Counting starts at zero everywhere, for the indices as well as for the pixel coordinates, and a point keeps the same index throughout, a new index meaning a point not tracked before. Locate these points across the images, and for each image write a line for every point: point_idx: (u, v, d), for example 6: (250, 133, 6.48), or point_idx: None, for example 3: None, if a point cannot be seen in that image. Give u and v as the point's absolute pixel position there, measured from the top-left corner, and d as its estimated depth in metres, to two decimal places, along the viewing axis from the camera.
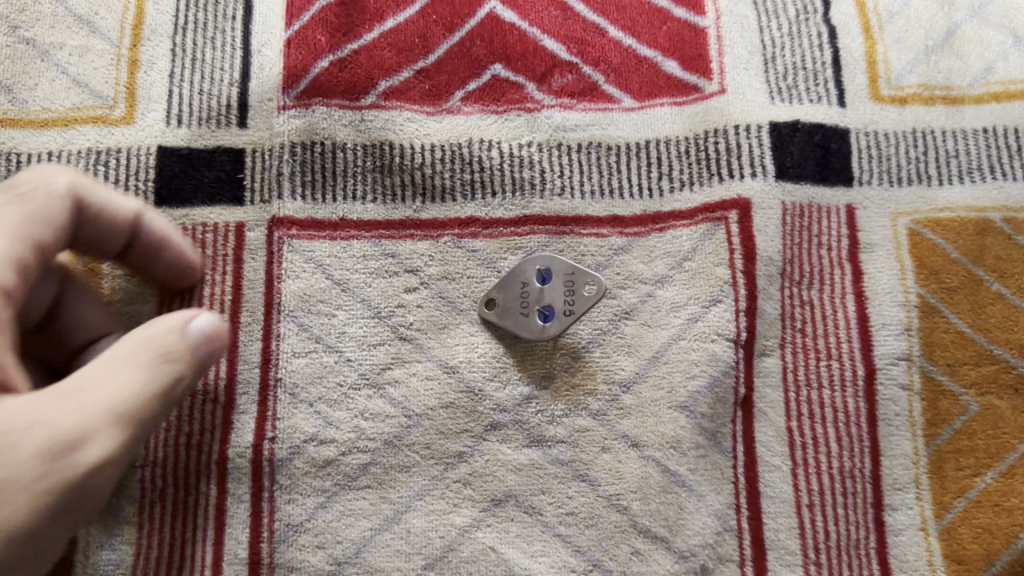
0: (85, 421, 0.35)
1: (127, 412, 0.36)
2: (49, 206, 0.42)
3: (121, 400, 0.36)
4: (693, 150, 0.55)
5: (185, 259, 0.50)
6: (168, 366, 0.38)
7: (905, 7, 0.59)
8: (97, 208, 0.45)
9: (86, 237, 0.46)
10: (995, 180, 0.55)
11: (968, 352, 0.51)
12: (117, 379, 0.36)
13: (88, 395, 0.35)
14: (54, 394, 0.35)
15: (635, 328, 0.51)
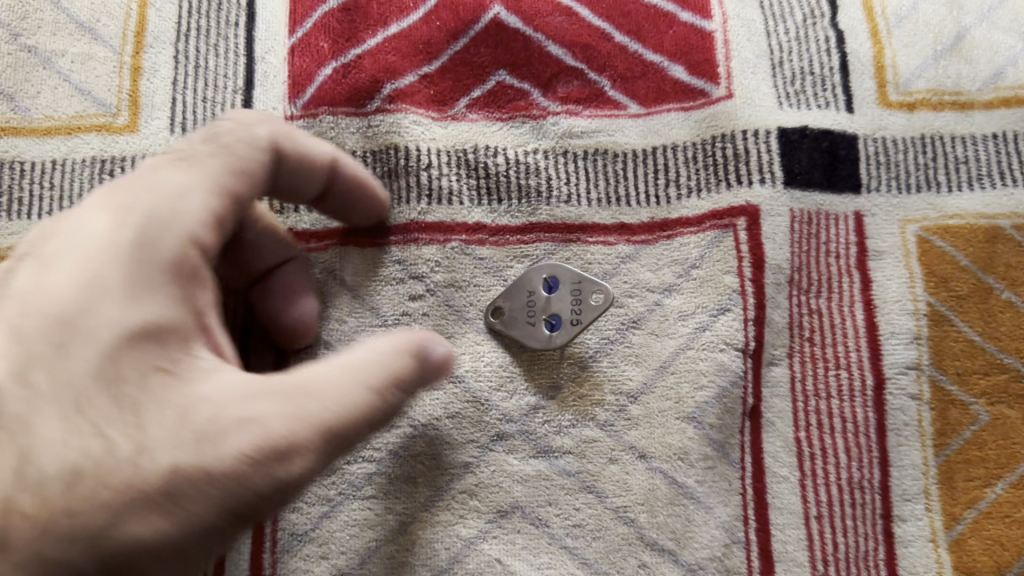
0: (300, 427, 0.35)
1: (349, 425, 0.37)
2: (245, 154, 0.42)
3: (347, 407, 0.37)
4: (701, 157, 0.54)
5: (377, 201, 0.51)
6: (397, 374, 0.39)
7: (913, 11, 0.59)
8: (307, 154, 0.45)
9: (303, 183, 0.46)
10: (1005, 187, 0.54)
11: (978, 361, 0.51)
12: (336, 390, 0.37)
13: (306, 402, 0.36)
14: (267, 392, 0.36)
15: (642, 337, 0.51)
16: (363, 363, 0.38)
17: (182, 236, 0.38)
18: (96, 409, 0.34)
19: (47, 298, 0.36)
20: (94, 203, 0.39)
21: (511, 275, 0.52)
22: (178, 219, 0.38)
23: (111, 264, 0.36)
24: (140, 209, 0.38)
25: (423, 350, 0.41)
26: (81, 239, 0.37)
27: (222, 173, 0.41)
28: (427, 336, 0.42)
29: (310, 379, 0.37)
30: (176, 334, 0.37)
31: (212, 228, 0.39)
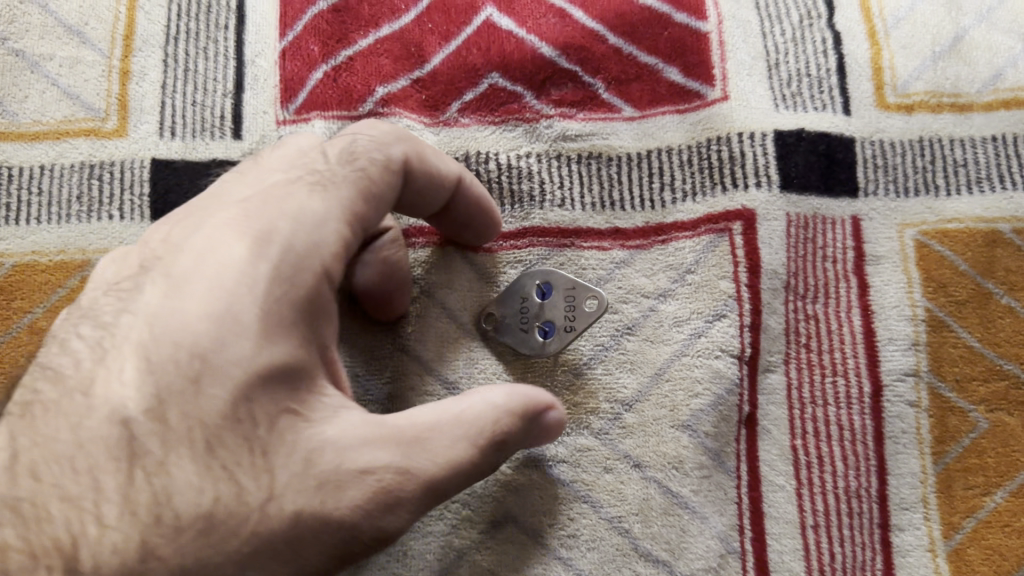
0: (415, 482, 0.37)
1: (456, 479, 0.38)
2: (377, 184, 0.41)
3: (459, 463, 0.38)
4: (696, 160, 0.54)
5: (493, 223, 0.50)
6: (509, 430, 0.40)
7: (911, 12, 0.58)
8: (434, 172, 0.45)
9: (425, 199, 0.46)
10: (1005, 190, 0.53)
11: (977, 368, 0.50)
12: (447, 446, 0.38)
13: (421, 458, 0.37)
14: (387, 442, 0.37)
15: (637, 344, 0.50)
16: (475, 417, 0.39)
17: (315, 267, 0.38)
18: (228, 449, 0.34)
19: (180, 324, 0.35)
20: (221, 224, 0.38)
21: (505, 281, 0.52)
22: (310, 252, 0.38)
23: (251, 297, 0.36)
24: (275, 237, 0.37)
25: (530, 403, 0.42)
26: (209, 261, 0.36)
27: (351, 201, 0.40)
28: (527, 388, 0.43)
29: (427, 433, 0.38)
30: (304, 373, 0.37)
31: (339, 260, 0.39)
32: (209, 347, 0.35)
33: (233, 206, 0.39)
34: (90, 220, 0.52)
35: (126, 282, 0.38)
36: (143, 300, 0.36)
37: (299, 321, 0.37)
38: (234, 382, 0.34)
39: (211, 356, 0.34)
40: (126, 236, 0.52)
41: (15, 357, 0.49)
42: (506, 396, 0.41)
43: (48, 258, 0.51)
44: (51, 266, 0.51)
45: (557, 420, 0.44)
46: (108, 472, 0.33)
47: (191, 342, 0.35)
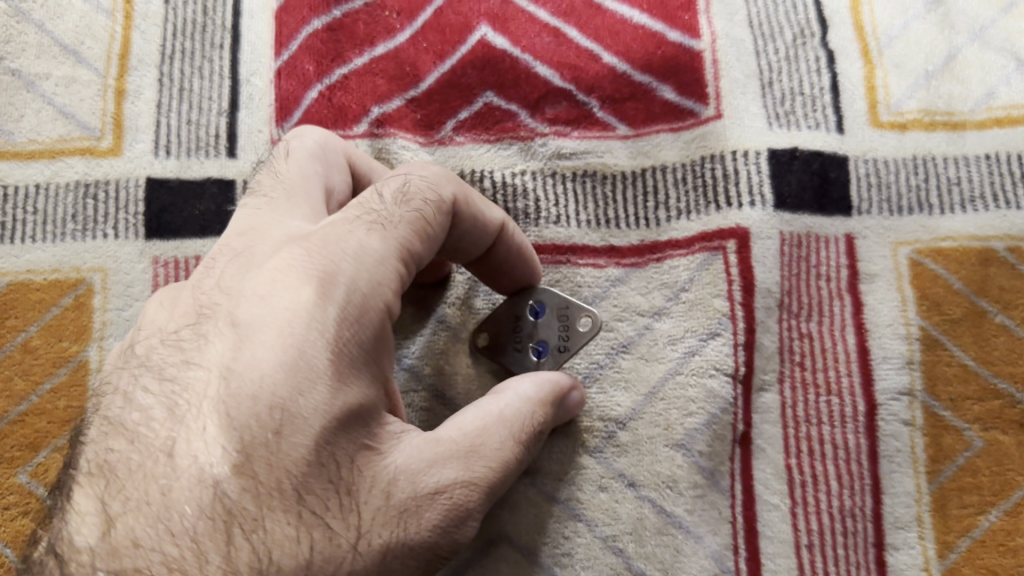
0: (477, 489, 0.38)
1: (506, 478, 0.40)
2: (434, 222, 0.41)
3: (509, 462, 0.39)
4: (690, 178, 0.54)
5: (532, 273, 0.49)
6: (541, 421, 0.42)
7: (905, 31, 0.58)
8: (478, 216, 0.44)
9: (469, 242, 0.45)
10: (999, 208, 0.53)
11: (971, 386, 0.50)
12: (496, 446, 0.39)
13: (475, 462, 0.38)
14: (449, 459, 0.37)
15: (632, 363, 0.50)
16: (512, 415, 0.41)
17: (378, 302, 0.38)
18: (316, 494, 0.34)
19: (255, 375, 0.34)
20: (282, 265, 0.37)
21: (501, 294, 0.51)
22: (373, 290, 0.38)
23: (323, 339, 0.35)
24: (343, 274, 0.37)
25: (557, 392, 0.44)
26: (276, 306, 0.36)
27: (408, 234, 0.40)
28: (551, 376, 0.45)
29: (478, 440, 0.39)
30: (371, 407, 0.37)
31: (397, 296, 0.39)
32: (289, 396, 0.34)
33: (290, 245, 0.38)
34: (85, 239, 0.52)
35: (187, 331, 0.37)
36: (210, 352, 0.36)
37: (367, 355, 0.37)
38: (312, 428, 0.34)
39: (292, 405, 0.34)
40: (120, 255, 0.52)
41: (8, 376, 0.50)
42: (535, 387, 0.43)
43: (42, 277, 0.52)
44: (46, 284, 0.52)
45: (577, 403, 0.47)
46: (204, 533, 0.32)
47: (271, 395, 0.34)
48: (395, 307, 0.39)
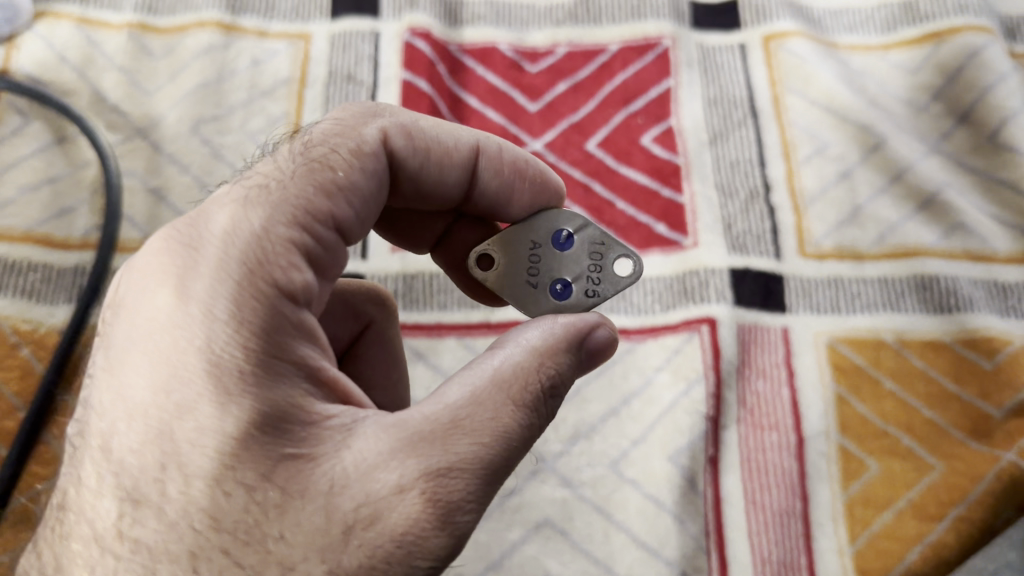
0: (464, 472, 0.41)
1: (502, 449, 0.43)
2: (364, 162, 0.50)
3: (499, 437, 0.43)
4: (676, 284, 0.78)
5: (545, 186, 0.57)
6: (543, 376, 0.45)
7: (824, 194, 0.83)
8: (436, 146, 0.54)
9: (441, 181, 0.55)
10: (888, 312, 0.77)
11: (870, 430, 0.72)
12: (487, 421, 0.43)
13: (459, 440, 0.42)
14: (414, 445, 0.41)
15: (638, 405, 0.73)
16: (509, 380, 0.44)
17: (270, 278, 0.44)
18: (231, 527, 0.40)
19: (134, 396, 0.42)
20: (159, 266, 0.45)
21: (522, 222, 0.57)
22: (246, 281, 0.44)
23: (206, 347, 0.42)
24: (218, 270, 0.44)
25: (569, 346, 0.47)
26: (155, 318, 0.43)
27: (317, 192, 0.48)
28: (568, 321, 0.48)
29: (460, 417, 0.42)
30: (275, 390, 0.42)
31: (291, 260, 0.45)
32: (171, 418, 0.41)
33: (161, 245, 0.46)
34: None
35: (93, 361, 0.46)
36: (101, 383, 0.44)
37: (259, 340, 0.43)
38: (201, 439, 0.41)
39: (175, 428, 0.41)
40: None
41: None
42: (541, 336, 0.47)
43: None
44: None
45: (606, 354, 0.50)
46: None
47: (147, 425, 0.41)
48: (297, 279, 0.45)
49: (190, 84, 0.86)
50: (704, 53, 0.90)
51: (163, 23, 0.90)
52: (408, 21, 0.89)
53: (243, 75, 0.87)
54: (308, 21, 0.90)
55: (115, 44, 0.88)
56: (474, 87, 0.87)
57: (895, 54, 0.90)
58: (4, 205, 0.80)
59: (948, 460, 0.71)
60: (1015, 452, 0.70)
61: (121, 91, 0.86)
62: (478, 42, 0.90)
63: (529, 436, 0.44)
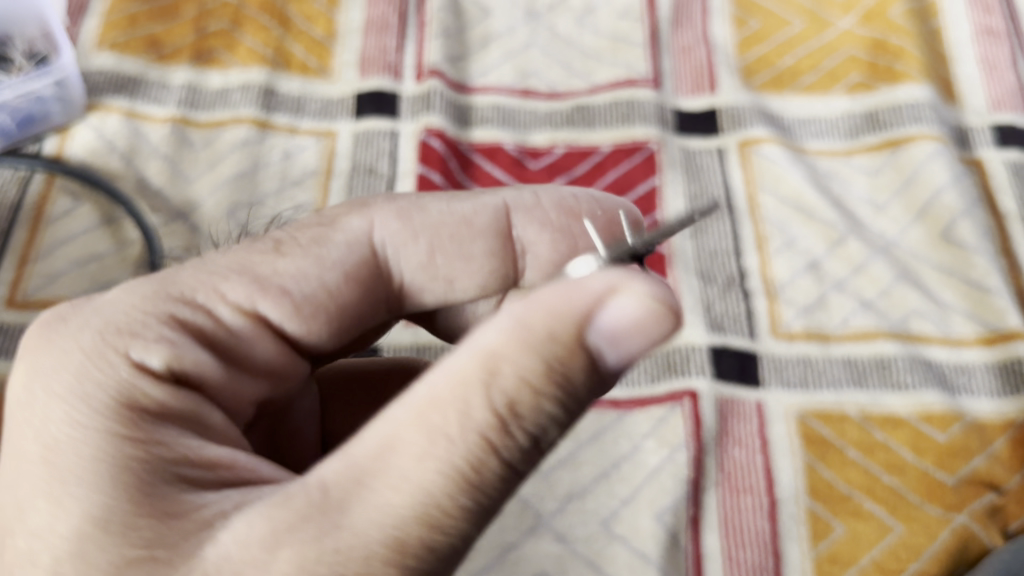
0: (364, 545, 0.40)
1: (421, 503, 0.41)
2: (332, 250, 0.56)
3: (416, 495, 0.41)
4: (661, 359, 0.87)
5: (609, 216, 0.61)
6: (478, 407, 0.42)
7: (793, 281, 0.92)
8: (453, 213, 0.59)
9: (463, 258, 0.59)
10: (852, 389, 0.86)
11: (835, 494, 0.80)
12: (402, 470, 0.41)
13: (354, 508, 0.41)
14: (291, 525, 0.41)
15: (627, 468, 0.81)
16: (433, 420, 0.42)
17: (121, 351, 0.48)
18: None
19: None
20: (26, 349, 0.50)
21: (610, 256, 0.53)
22: (95, 363, 0.48)
23: (53, 439, 0.45)
24: (71, 351, 0.48)
25: (534, 349, 0.43)
26: (15, 404, 0.48)
27: (243, 271, 0.53)
28: (542, 308, 0.43)
29: (364, 476, 0.42)
30: (125, 472, 0.44)
31: (158, 333, 0.50)
32: (16, 503, 0.44)
33: (33, 333, 0.51)
34: None
35: None
36: None
37: (113, 424, 0.46)
38: (37, 539, 0.43)
39: (20, 517, 0.44)
40: None
41: None
42: (497, 338, 0.43)
43: None
44: None
45: (671, 320, 0.45)
46: None
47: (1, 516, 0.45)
48: (156, 353, 0.49)
49: (227, 174, 0.96)
50: (686, 155, 1.01)
51: (203, 117, 1.00)
52: (424, 121, 1.00)
53: (275, 167, 0.97)
54: (334, 120, 1.01)
55: (159, 135, 0.98)
56: (483, 180, 0.98)
57: (858, 158, 1.01)
58: (54, 278, 0.89)
59: (906, 522, 0.79)
60: (968, 515, 0.79)
61: (163, 178, 0.95)
62: (486, 141, 1.00)
63: (472, 477, 0.42)
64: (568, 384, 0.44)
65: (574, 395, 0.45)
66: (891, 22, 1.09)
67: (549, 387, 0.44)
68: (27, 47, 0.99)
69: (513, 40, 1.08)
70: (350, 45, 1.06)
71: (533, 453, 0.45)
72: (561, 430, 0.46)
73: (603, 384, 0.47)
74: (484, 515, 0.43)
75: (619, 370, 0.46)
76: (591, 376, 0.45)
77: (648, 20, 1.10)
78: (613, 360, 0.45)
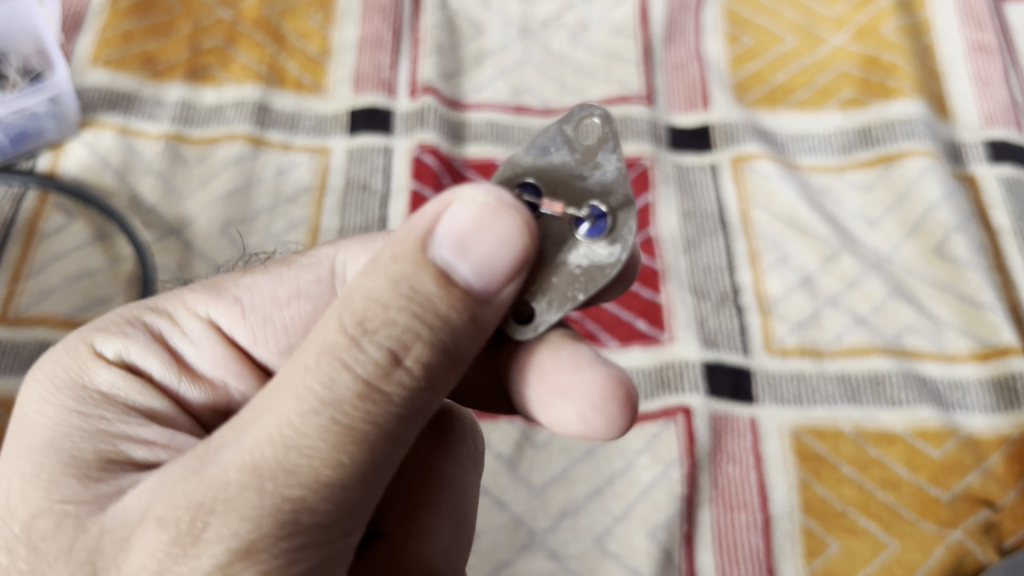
0: (223, 473, 0.42)
1: (274, 428, 0.42)
2: (293, 271, 0.60)
3: (268, 423, 0.42)
4: (655, 376, 0.86)
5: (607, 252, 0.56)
6: (330, 336, 0.43)
7: (786, 297, 0.92)
8: None
9: None
10: (845, 404, 0.85)
11: (829, 511, 0.80)
12: (267, 403, 0.43)
13: (222, 448, 0.43)
14: (175, 477, 0.44)
15: (620, 485, 0.81)
16: (296, 364, 0.44)
17: (87, 344, 0.55)
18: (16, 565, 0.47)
19: None
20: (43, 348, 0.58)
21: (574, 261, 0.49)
22: (66, 353, 0.54)
23: (23, 414, 0.52)
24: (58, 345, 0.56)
25: (380, 273, 0.43)
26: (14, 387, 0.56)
27: (211, 288, 0.58)
28: (392, 242, 0.45)
29: (238, 422, 0.44)
30: (66, 443, 0.50)
31: (119, 329, 0.56)
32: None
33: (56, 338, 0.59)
34: None
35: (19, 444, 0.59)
36: None
37: (68, 401, 0.52)
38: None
39: None
40: None
41: None
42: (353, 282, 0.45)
43: None
44: None
45: (518, 217, 0.43)
46: None
47: None
48: (112, 346, 0.55)
49: (220, 190, 0.96)
50: (679, 170, 1.01)
51: (196, 133, 1.00)
52: (418, 138, 1.00)
53: (269, 183, 0.97)
54: (328, 136, 1.01)
55: (152, 152, 0.98)
56: None
57: (850, 173, 1.01)
58: (46, 294, 0.88)
59: (900, 538, 0.78)
60: (963, 531, 0.79)
61: (157, 195, 0.95)
62: (479, 157, 1.01)
63: (324, 401, 0.42)
64: (427, 305, 0.43)
65: (435, 312, 0.43)
66: (884, 38, 1.10)
67: (403, 310, 0.43)
68: (21, 64, 0.99)
69: (507, 57, 1.08)
70: (344, 61, 1.06)
71: (403, 373, 0.43)
72: (440, 352, 0.44)
73: (487, 308, 0.44)
74: (353, 440, 0.42)
75: (494, 287, 0.44)
76: (454, 294, 0.43)
77: (641, 37, 1.10)
78: (469, 270, 0.43)
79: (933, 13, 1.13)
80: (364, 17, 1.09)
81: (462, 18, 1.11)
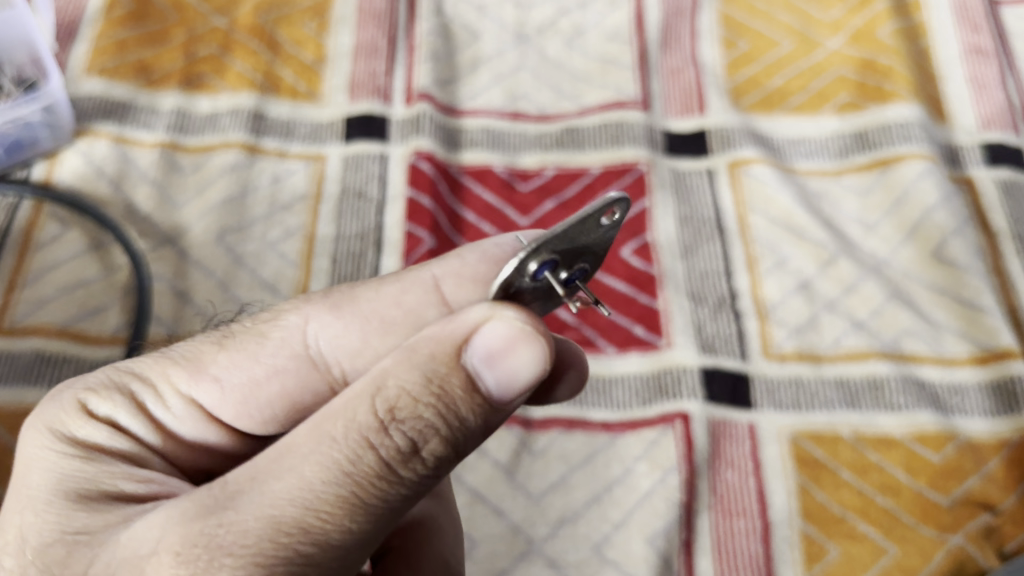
0: (245, 520, 0.43)
1: (298, 490, 0.43)
2: (266, 348, 0.56)
3: (294, 486, 0.43)
4: (652, 381, 0.86)
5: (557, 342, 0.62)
6: (361, 414, 0.45)
7: (784, 303, 0.92)
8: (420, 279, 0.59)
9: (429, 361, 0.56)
10: (844, 410, 0.85)
11: (829, 517, 0.79)
12: (291, 461, 0.44)
13: (241, 498, 0.44)
14: (187, 514, 0.44)
15: (618, 492, 0.80)
16: (324, 426, 0.45)
17: (80, 403, 0.54)
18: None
19: None
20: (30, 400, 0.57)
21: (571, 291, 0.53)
22: (57, 412, 0.54)
23: (25, 463, 0.52)
24: (49, 402, 0.55)
25: (416, 366, 0.45)
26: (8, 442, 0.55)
27: (192, 364, 0.55)
28: (429, 336, 0.46)
29: (256, 470, 0.44)
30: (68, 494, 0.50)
31: (109, 390, 0.55)
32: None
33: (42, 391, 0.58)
34: None
35: None
36: None
37: (67, 450, 0.52)
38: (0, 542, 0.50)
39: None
40: None
41: None
42: (388, 361, 0.46)
43: None
44: None
45: (547, 346, 0.46)
46: None
47: None
48: (104, 407, 0.54)
49: (216, 199, 0.96)
50: (675, 175, 1.01)
51: (191, 142, 1.00)
52: (413, 145, 1.00)
53: (264, 192, 0.97)
54: (323, 144, 1.01)
55: (148, 160, 0.98)
56: (472, 203, 0.98)
57: (848, 178, 1.01)
58: (41, 304, 0.88)
59: (901, 543, 0.78)
60: (963, 536, 0.78)
61: (152, 204, 0.95)
62: (475, 163, 1.00)
63: (350, 475, 0.44)
64: (452, 408, 0.46)
65: (456, 414, 0.46)
66: (880, 42, 1.10)
67: (429, 406, 0.45)
68: (15, 73, 0.99)
69: (502, 63, 1.08)
70: (340, 68, 1.06)
71: (418, 463, 0.46)
72: (450, 448, 0.46)
73: (497, 415, 0.47)
74: (364, 513, 0.44)
75: (510, 399, 0.46)
76: (475, 400, 0.46)
77: (637, 43, 1.10)
78: (492, 383, 0.46)
79: (929, 15, 1.13)
80: (358, 24, 1.09)
81: (457, 25, 1.11)
